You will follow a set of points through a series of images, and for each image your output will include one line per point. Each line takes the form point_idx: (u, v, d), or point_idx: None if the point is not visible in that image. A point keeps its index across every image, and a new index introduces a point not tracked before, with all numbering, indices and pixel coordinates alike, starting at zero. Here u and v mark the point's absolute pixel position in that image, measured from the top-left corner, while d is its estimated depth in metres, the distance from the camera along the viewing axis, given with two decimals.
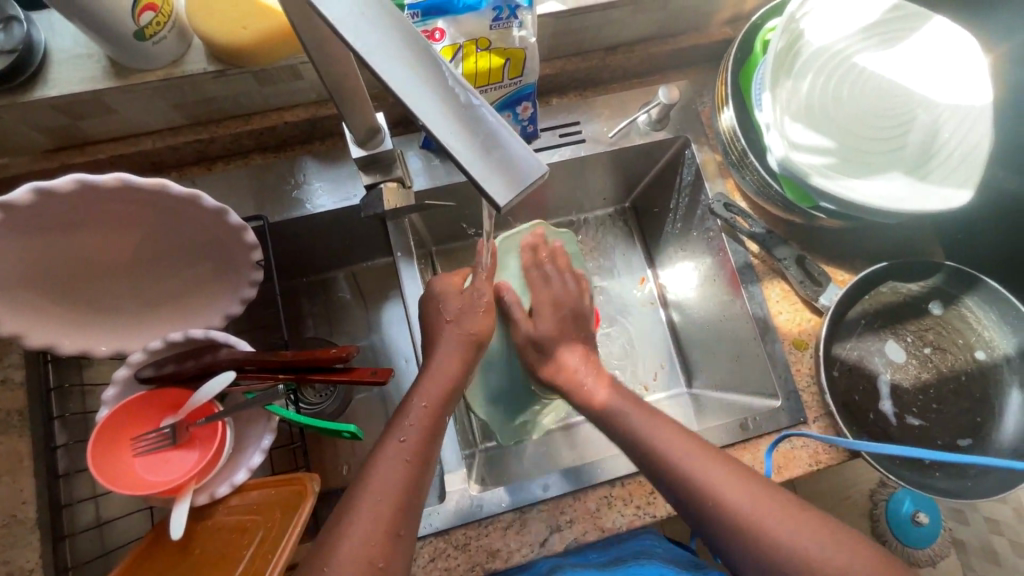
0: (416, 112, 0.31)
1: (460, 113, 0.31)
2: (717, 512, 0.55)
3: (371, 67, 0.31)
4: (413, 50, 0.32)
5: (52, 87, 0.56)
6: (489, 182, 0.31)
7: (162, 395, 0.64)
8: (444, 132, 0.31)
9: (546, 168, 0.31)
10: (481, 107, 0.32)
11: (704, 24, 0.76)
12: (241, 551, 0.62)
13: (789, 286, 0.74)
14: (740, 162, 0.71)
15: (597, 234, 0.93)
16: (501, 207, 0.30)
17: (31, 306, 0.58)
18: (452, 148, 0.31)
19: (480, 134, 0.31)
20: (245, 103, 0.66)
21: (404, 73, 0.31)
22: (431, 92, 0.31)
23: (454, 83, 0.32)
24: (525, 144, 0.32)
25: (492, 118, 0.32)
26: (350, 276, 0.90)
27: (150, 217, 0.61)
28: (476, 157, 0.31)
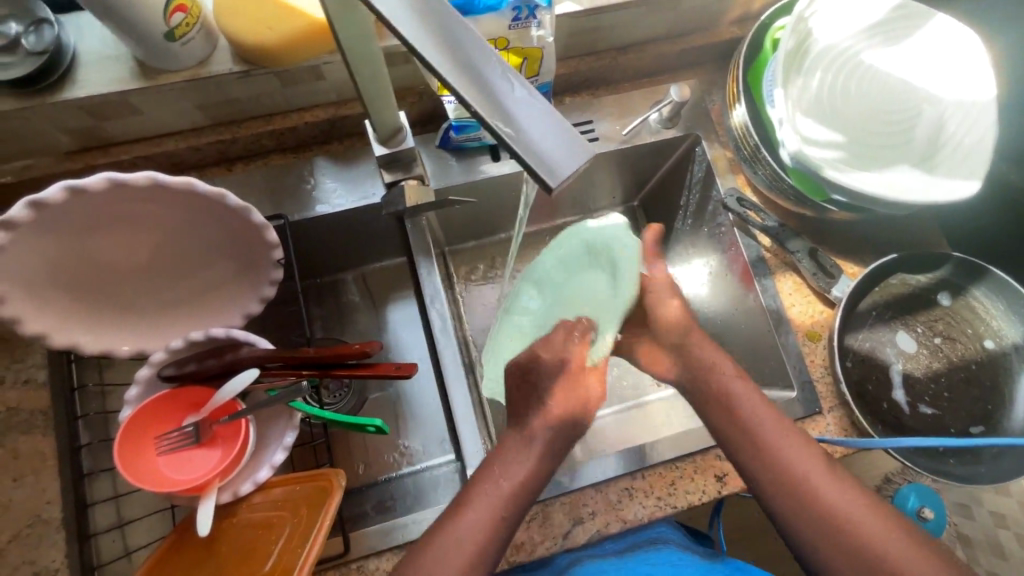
0: (465, 100, 0.31)
1: (508, 100, 0.32)
2: (777, 479, 0.58)
3: (421, 59, 0.32)
4: (460, 41, 0.33)
5: (80, 88, 0.57)
6: (536, 164, 0.30)
7: (185, 394, 0.65)
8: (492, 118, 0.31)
9: (593, 151, 0.31)
10: (526, 92, 0.32)
11: (713, 23, 0.78)
12: (268, 547, 0.62)
13: (801, 278, 0.76)
14: (752, 157, 0.73)
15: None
16: (551, 188, 0.30)
17: (57, 305, 0.58)
18: (499, 132, 0.31)
19: (526, 118, 0.31)
20: (267, 103, 0.66)
21: (452, 64, 0.32)
22: (478, 81, 0.32)
23: (502, 71, 0.32)
24: (572, 127, 0.32)
25: (537, 102, 0.32)
26: (362, 277, 0.90)
27: (175, 216, 0.61)
28: (524, 140, 0.31)
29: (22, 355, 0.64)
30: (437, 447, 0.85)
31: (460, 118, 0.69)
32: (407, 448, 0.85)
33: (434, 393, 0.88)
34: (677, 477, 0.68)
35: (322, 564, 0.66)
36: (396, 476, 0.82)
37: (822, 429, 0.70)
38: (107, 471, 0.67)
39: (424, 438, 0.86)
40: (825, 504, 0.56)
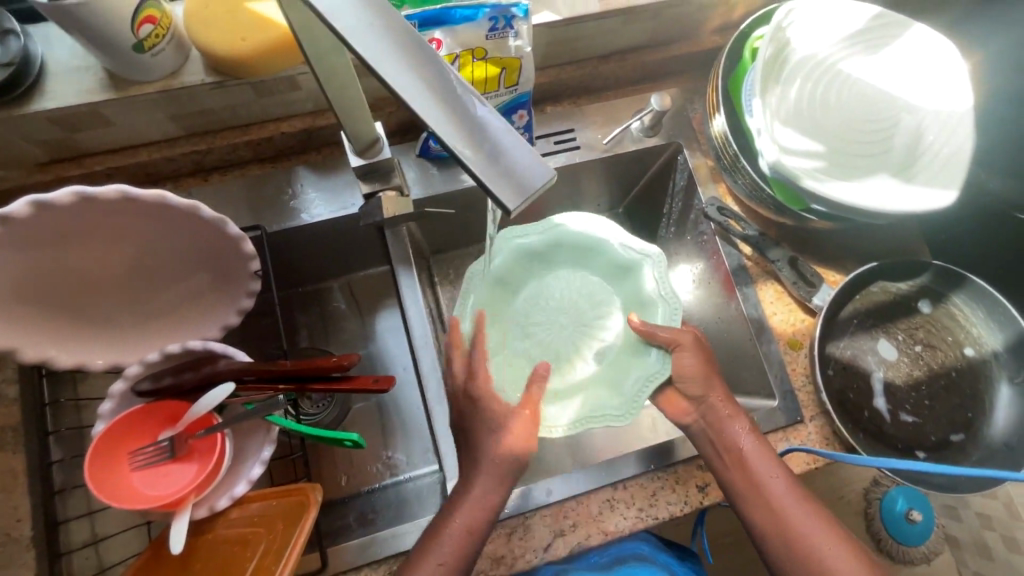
0: (425, 120, 0.31)
1: (470, 121, 0.32)
2: (762, 511, 0.61)
3: (380, 77, 0.31)
4: (424, 61, 0.33)
5: (48, 100, 0.56)
6: (498, 188, 0.31)
7: (160, 408, 0.64)
8: (452, 138, 0.31)
9: (553, 172, 0.32)
10: (488, 113, 0.33)
11: (694, 32, 0.78)
12: (243, 564, 0.61)
13: (782, 286, 0.75)
14: (733, 167, 0.73)
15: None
16: (511, 211, 0.30)
17: (27, 320, 0.57)
18: (461, 154, 0.31)
19: (487, 139, 0.32)
20: (243, 114, 0.66)
21: (412, 83, 0.32)
22: (438, 101, 0.32)
23: (464, 92, 0.33)
24: (532, 148, 0.32)
25: (500, 124, 0.32)
26: (345, 286, 0.89)
27: (149, 229, 0.60)
28: (484, 162, 0.31)
29: None
30: (420, 458, 0.84)
31: None
32: (390, 458, 0.84)
33: (417, 403, 0.87)
34: (659, 487, 0.68)
35: None
36: (378, 487, 0.82)
37: (804, 437, 0.70)
38: (81, 487, 0.66)
39: (407, 449, 0.85)
40: (803, 536, 0.60)
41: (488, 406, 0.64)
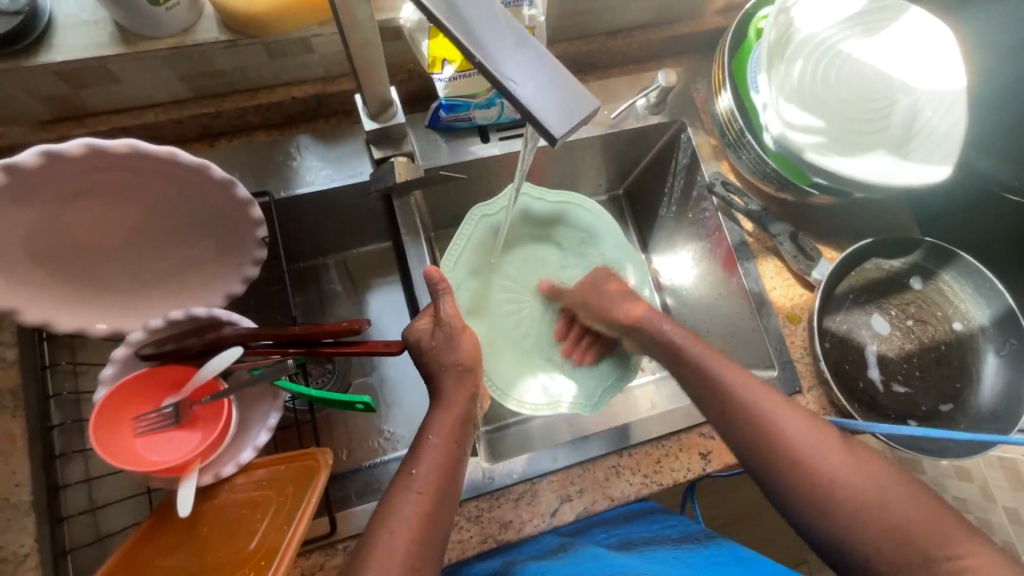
0: (475, 54, 0.31)
1: (517, 55, 0.32)
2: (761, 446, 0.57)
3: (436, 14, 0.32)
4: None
5: (56, 52, 0.55)
6: (544, 119, 0.31)
7: (164, 373, 0.63)
8: (503, 72, 0.31)
9: (600, 105, 0.32)
10: (533, 47, 0.32)
11: (699, 12, 0.79)
12: (254, 526, 0.60)
13: (782, 262, 0.78)
14: (737, 142, 0.74)
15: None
16: (556, 141, 0.30)
17: (27, 279, 0.56)
18: (507, 88, 0.31)
19: (534, 72, 0.32)
20: (252, 76, 0.65)
21: (465, 20, 0.32)
22: (488, 37, 0.32)
23: (512, 27, 0.33)
24: (578, 81, 0.32)
25: (544, 59, 0.32)
26: (343, 263, 0.89)
27: (155, 188, 0.60)
28: (531, 94, 0.31)
29: None
30: None
31: (451, 96, 0.68)
32: (391, 433, 0.84)
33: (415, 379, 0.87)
34: (663, 455, 0.69)
35: (310, 543, 0.65)
36: (381, 460, 0.81)
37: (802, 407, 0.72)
38: (82, 453, 0.65)
39: (409, 424, 0.85)
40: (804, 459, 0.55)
41: (477, 372, 0.65)
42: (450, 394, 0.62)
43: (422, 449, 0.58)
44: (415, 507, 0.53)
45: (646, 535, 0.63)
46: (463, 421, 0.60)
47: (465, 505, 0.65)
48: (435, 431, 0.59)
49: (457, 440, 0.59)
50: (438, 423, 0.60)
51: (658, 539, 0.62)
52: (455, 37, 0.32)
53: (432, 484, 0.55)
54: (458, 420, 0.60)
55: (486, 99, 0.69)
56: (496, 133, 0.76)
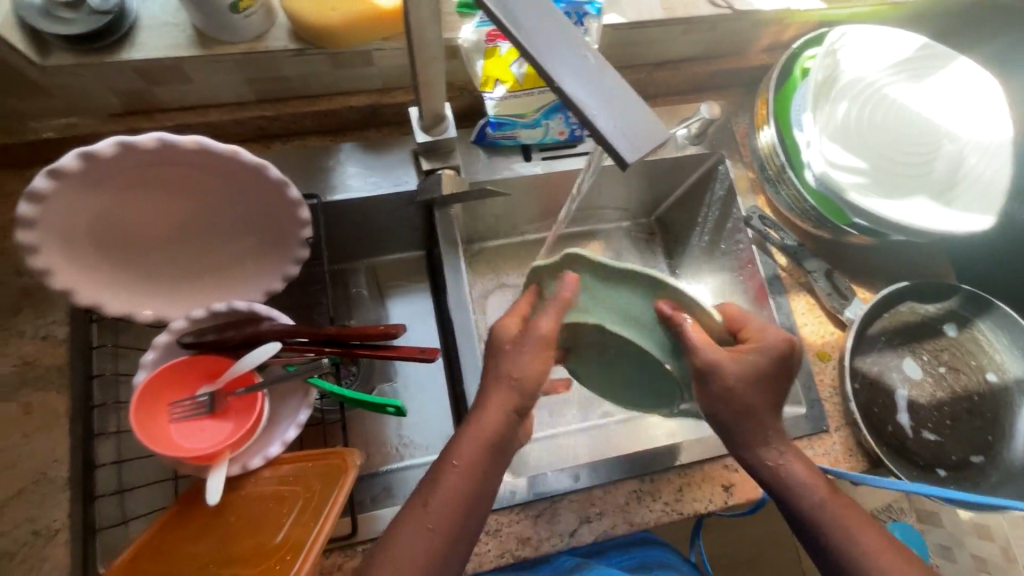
0: (553, 76, 0.33)
1: (592, 81, 0.33)
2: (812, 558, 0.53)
3: (516, 37, 0.34)
4: (553, 24, 0.34)
5: (137, 50, 0.58)
6: (616, 142, 0.32)
7: (202, 362, 0.65)
8: (579, 94, 0.33)
9: (671, 133, 0.33)
10: (607, 73, 0.34)
11: (745, 49, 0.81)
12: (278, 521, 0.61)
13: (815, 299, 0.77)
14: (777, 177, 0.74)
15: (609, 243, 0.95)
16: (628, 164, 0.31)
17: (85, 263, 0.59)
18: (581, 109, 0.32)
19: (607, 97, 0.33)
20: (313, 84, 0.68)
21: (543, 44, 0.34)
22: (565, 62, 0.34)
23: (591, 54, 0.34)
24: (650, 109, 0.33)
25: (618, 86, 0.33)
26: (371, 271, 0.90)
27: (212, 183, 0.62)
28: (605, 118, 0.32)
29: (44, 310, 0.64)
30: (439, 445, 0.84)
31: (499, 114, 0.70)
32: (409, 441, 0.85)
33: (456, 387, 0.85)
34: (686, 484, 0.69)
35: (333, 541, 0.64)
36: (399, 466, 0.82)
37: (828, 447, 0.71)
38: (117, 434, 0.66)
39: (429, 432, 0.85)
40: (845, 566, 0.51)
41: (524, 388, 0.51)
42: (480, 402, 0.52)
43: (442, 471, 0.50)
44: (420, 544, 0.48)
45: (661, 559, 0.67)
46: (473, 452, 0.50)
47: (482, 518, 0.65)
48: (459, 455, 0.50)
49: (472, 469, 0.50)
50: (462, 445, 0.50)
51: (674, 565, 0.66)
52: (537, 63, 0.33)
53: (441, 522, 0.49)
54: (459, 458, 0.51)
55: (533, 119, 0.72)
56: (539, 153, 0.78)
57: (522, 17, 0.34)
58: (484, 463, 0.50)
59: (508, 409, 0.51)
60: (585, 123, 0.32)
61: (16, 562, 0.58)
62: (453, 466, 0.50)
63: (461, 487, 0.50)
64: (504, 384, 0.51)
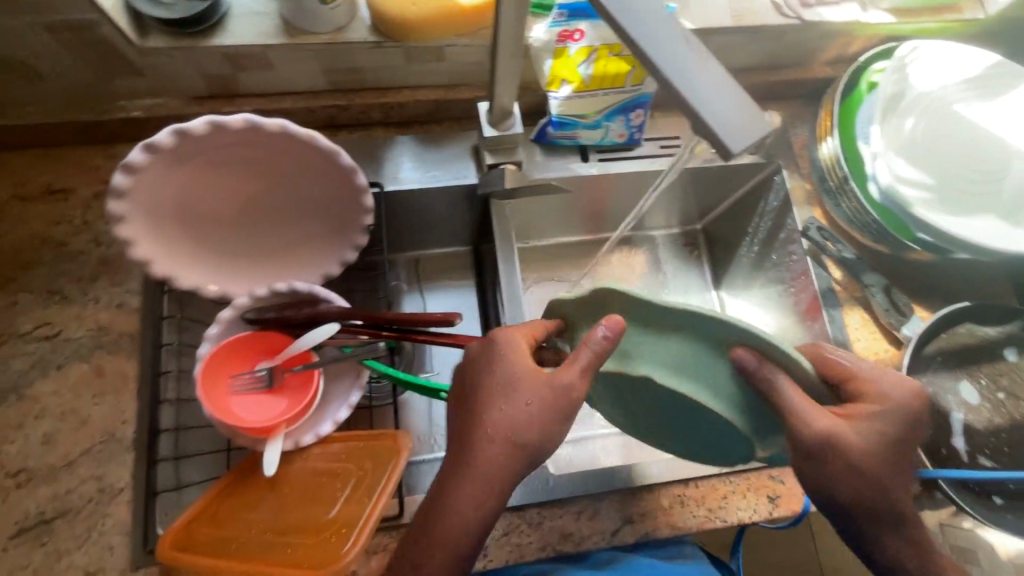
0: (659, 66, 0.34)
1: (696, 71, 0.34)
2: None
3: (623, 26, 0.35)
4: (655, 15, 0.35)
5: (227, 37, 0.61)
6: (721, 132, 0.33)
7: (264, 339, 0.67)
8: (684, 84, 0.34)
9: (774, 126, 0.34)
10: (710, 65, 0.35)
11: (808, 60, 0.80)
12: (331, 496, 0.62)
13: (869, 315, 0.76)
14: (838, 189, 0.74)
15: (653, 250, 0.94)
16: (733, 153, 0.32)
17: (163, 236, 0.62)
18: (686, 99, 0.33)
19: (711, 88, 0.34)
20: (385, 77, 0.70)
21: (649, 34, 0.35)
22: (670, 52, 0.35)
23: (693, 46, 0.35)
24: (753, 102, 0.34)
25: (720, 78, 0.34)
26: (411, 262, 0.86)
27: (286, 166, 0.65)
28: (709, 108, 0.33)
29: (121, 279, 0.67)
30: None
31: (563, 114, 0.71)
32: None
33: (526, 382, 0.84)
34: (730, 492, 0.68)
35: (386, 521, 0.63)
36: None
37: None
38: None
39: None
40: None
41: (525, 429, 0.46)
42: (466, 443, 0.47)
43: (432, 514, 0.46)
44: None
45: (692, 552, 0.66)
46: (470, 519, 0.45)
47: (525, 510, 0.65)
48: (450, 498, 0.46)
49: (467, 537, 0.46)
50: (451, 487, 0.46)
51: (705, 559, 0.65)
52: (643, 55, 0.34)
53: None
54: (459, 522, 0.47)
55: (594, 121, 0.73)
56: (596, 154, 0.79)
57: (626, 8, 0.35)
58: (479, 517, 0.46)
59: (493, 446, 0.46)
60: (691, 115, 0.33)
61: (81, 518, 0.60)
62: (444, 508, 0.46)
63: (456, 531, 0.45)
64: (484, 420, 0.46)
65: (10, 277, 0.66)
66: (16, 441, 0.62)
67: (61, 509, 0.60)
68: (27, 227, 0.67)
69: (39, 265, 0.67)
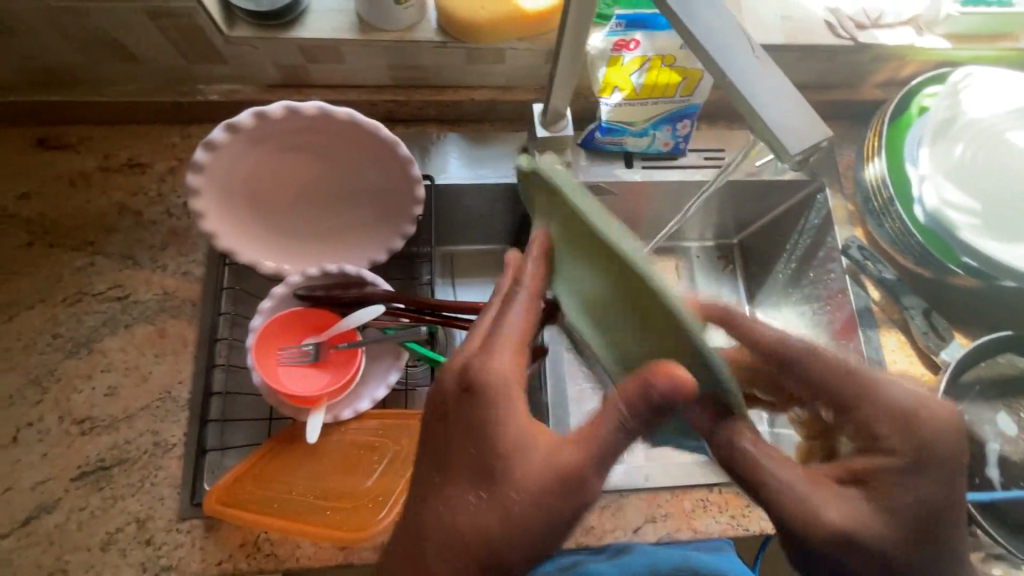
0: (726, 72, 0.37)
1: (761, 78, 0.37)
2: None
3: (694, 35, 0.38)
4: (726, 21, 0.38)
5: (305, 30, 0.66)
6: (782, 135, 0.36)
7: (312, 316, 0.71)
8: (748, 90, 0.37)
9: (832, 133, 0.37)
10: (774, 74, 0.37)
11: (859, 82, 0.81)
12: (369, 468, 0.65)
13: (907, 337, 0.76)
14: (882, 210, 0.74)
15: (688, 262, 0.95)
16: (793, 155, 0.35)
17: (229, 210, 0.67)
18: (750, 104, 0.36)
19: (775, 94, 0.37)
20: (445, 75, 0.74)
21: (718, 42, 0.38)
22: (736, 60, 0.37)
23: (759, 55, 0.38)
24: (813, 110, 0.37)
25: (784, 86, 0.37)
26: (447, 258, 0.87)
27: (348, 153, 0.69)
28: (772, 112, 0.36)
29: (187, 250, 0.72)
30: None
31: (612, 120, 0.74)
32: None
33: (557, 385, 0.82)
34: (754, 501, 0.69)
35: None
36: None
37: None
38: None
39: None
40: None
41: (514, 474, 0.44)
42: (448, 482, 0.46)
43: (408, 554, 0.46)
44: None
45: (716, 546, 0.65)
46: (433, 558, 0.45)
47: None
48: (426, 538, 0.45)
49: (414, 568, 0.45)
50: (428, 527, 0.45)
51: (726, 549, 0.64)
52: (712, 58, 0.37)
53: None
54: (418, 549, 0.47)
55: (641, 128, 0.75)
56: (641, 161, 0.81)
57: (700, 12, 0.38)
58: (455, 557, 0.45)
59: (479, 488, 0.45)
60: (754, 116, 0.36)
61: (136, 467, 0.64)
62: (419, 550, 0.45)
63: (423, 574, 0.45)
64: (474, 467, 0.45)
65: (89, 240, 0.71)
66: (84, 391, 0.66)
67: (119, 457, 0.65)
68: (108, 196, 0.73)
69: (115, 231, 0.72)
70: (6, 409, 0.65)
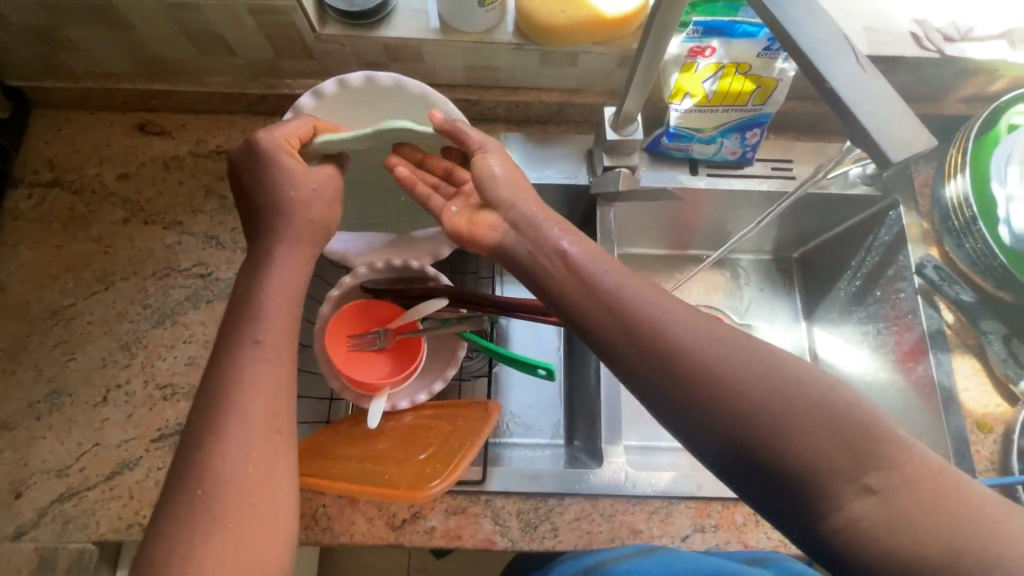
0: (827, 77, 0.38)
1: (861, 86, 0.38)
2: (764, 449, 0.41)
3: (797, 42, 0.39)
4: (828, 31, 0.39)
5: (391, 30, 0.69)
6: (885, 142, 0.36)
7: (376, 307, 0.72)
8: (849, 94, 0.37)
9: (934, 143, 0.37)
10: (879, 83, 0.38)
11: (943, 96, 0.78)
12: (423, 446, 0.67)
13: (982, 364, 0.73)
14: (962, 230, 0.72)
15: (740, 275, 0.94)
16: (892, 162, 0.36)
17: None
18: (852, 110, 0.37)
19: (879, 102, 0.37)
20: (518, 77, 0.76)
21: (824, 50, 0.38)
22: (839, 64, 0.38)
23: (865, 65, 0.38)
24: (918, 120, 0.37)
25: (889, 97, 0.38)
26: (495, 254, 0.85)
27: None
28: (874, 119, 0.37)
29: None
30: (548, 429, 0.80)
31: (680, 126, 0.74)
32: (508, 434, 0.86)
33: (604, 385, 0.74)
34: None
35: (462, 485, 0.67)
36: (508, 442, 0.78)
37: None
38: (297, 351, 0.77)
39: (538, 414, 0.81)
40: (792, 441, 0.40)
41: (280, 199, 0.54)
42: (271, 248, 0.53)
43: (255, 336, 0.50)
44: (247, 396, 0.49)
45: (761, 555, 0.62)
46: (279, 384, 0.48)
47: (594, 500, 0.67)
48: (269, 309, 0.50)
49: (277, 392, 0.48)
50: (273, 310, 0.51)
51: (775, 558, 0.61)
52: (815, 68, 0.38)
53: (260, 490, 0.45)
54: (254, 358, 0.48)
55: (710, 136, 0.75)
56: (706, 169, 0.80)
57: (800, 23, 0.39)
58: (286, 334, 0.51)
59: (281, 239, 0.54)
60: (854, 124, 0.37)
61: None
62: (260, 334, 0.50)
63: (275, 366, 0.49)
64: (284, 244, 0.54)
65: (178, 220, 0.77)
66: (167, 359, 0.71)
67: None
68: (197, 179, 0.78)
69: (202, 213, 0.77)
70: (98, 370, 0.70)
